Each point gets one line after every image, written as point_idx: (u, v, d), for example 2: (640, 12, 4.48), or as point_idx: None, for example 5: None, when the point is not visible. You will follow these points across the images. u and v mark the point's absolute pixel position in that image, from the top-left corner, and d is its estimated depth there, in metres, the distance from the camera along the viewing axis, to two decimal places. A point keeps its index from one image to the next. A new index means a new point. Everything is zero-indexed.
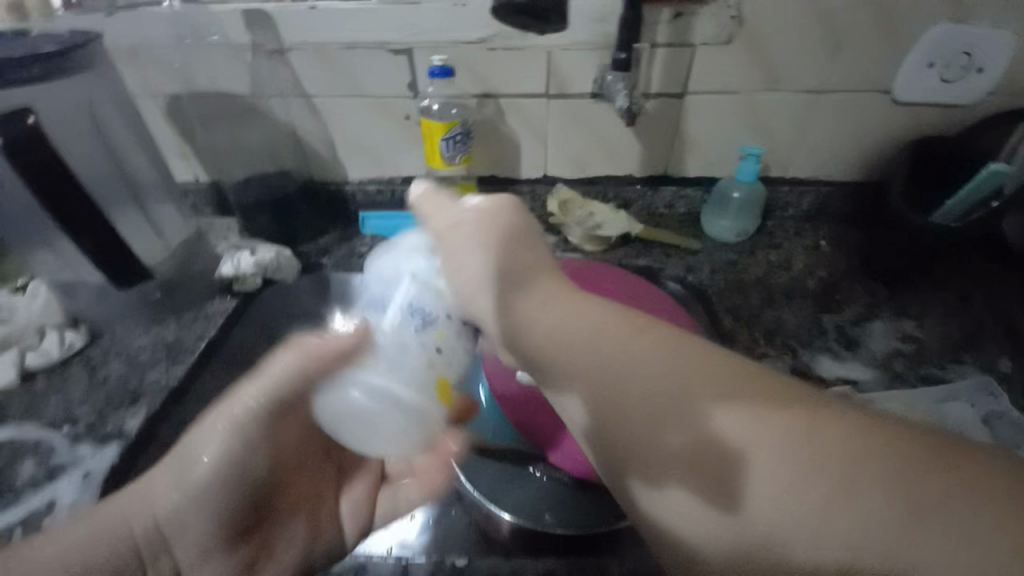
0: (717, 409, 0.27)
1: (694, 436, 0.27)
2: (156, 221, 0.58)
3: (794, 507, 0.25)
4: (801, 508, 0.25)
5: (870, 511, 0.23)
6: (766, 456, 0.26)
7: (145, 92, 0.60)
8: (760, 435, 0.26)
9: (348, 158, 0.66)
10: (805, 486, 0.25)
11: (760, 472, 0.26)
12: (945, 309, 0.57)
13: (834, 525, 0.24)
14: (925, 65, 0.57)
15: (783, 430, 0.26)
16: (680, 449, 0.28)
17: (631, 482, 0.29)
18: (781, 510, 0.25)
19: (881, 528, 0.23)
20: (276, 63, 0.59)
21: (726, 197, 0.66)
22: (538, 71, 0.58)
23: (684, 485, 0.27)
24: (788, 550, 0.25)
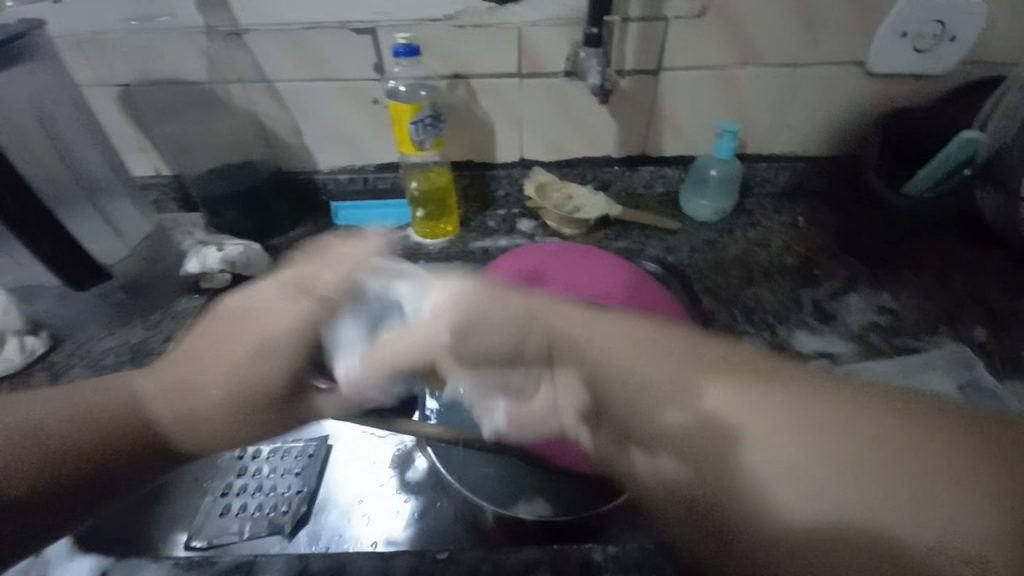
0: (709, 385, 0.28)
1: (691, 409, 0.28)
2: (112, 217, 0.56)
3: (787, 470, 0.25)
4: (801, 470, 0.25)
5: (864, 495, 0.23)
6: (762, 425, 0.26)
7: (95, 82, 0.57)
8: (748, 410, 0.27)
9: (316, 146, 0.64)
10: (787, 446, 0.25)
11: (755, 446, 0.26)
12: (920, 283, 0.58)
13: (818, 480, 0.24)
14: (899, 36, 0.57)
15: (773, 405, 0.26)
16: (677, 423, 0.28)
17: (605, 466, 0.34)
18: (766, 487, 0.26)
19: (862, 491, 0.24)
20: (232, 47, 0.56)
21: (704, 176, 0.65)
22: (509, 49, 0.56)
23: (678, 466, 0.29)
24: (766, 515, 0.26)
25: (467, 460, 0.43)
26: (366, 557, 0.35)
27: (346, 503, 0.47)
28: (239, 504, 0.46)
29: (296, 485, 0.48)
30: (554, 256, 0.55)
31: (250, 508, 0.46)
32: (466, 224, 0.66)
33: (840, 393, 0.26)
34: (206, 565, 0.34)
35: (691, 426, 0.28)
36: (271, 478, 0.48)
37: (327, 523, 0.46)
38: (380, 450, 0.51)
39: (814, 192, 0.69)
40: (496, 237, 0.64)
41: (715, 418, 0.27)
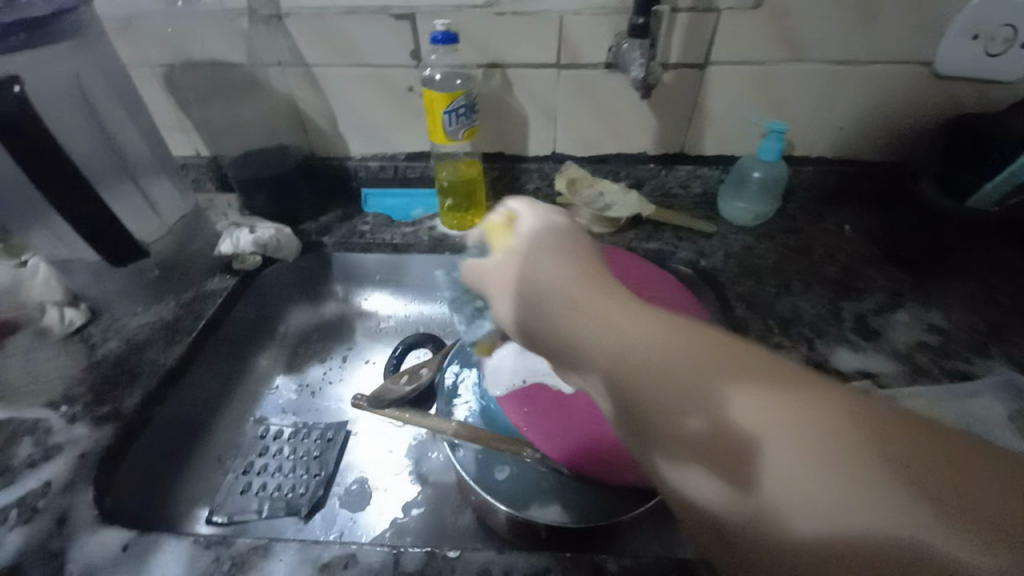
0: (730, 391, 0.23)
1: (710, 409, 0.23)
2: (150, 194, 0.57)
3: (808, 489, 0.21)
4: (815, 488, 0.21)
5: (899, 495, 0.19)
6: (781, 433, 0.22)
7: (141, 62, 0.58)
8: (772, 405, 0.22)
9: (349, 132, 0.64)
10: (842, 489, 0.20)
11: (765, 480, 0.22)
12: (978, 301, 0.54)
13: (860, 520, 0.20)
14: (971, 35, 0.52)
15: (795, 420, 0.22)
16: (694, 427, 0.23)
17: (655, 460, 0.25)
18: (794, 474, 0.21)
19: (945, 535, 0.18)
20: (272, 30, 0.56)
21: (745, 178, 0.62)
22: (548, 39, 0.55)
23: (702, 467, 0.23)
24: (798, 531, 0.21)
25: (482, 456, 0.42)
26: (378, 549, 0.35)
27: (361, 490, 0.48)
28: (258, 483, 0.47)
29: (313, 468, 0.48)
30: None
31: (268, 488, 0.47)
32: None
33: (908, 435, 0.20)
34: (223, 545, 0.35)
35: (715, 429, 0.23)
36: (289, 460, 0.49)
37: (340, 509, 0.46)
38: (398, 439, 0.52)
39: (863, 199, 0.65)
40: None
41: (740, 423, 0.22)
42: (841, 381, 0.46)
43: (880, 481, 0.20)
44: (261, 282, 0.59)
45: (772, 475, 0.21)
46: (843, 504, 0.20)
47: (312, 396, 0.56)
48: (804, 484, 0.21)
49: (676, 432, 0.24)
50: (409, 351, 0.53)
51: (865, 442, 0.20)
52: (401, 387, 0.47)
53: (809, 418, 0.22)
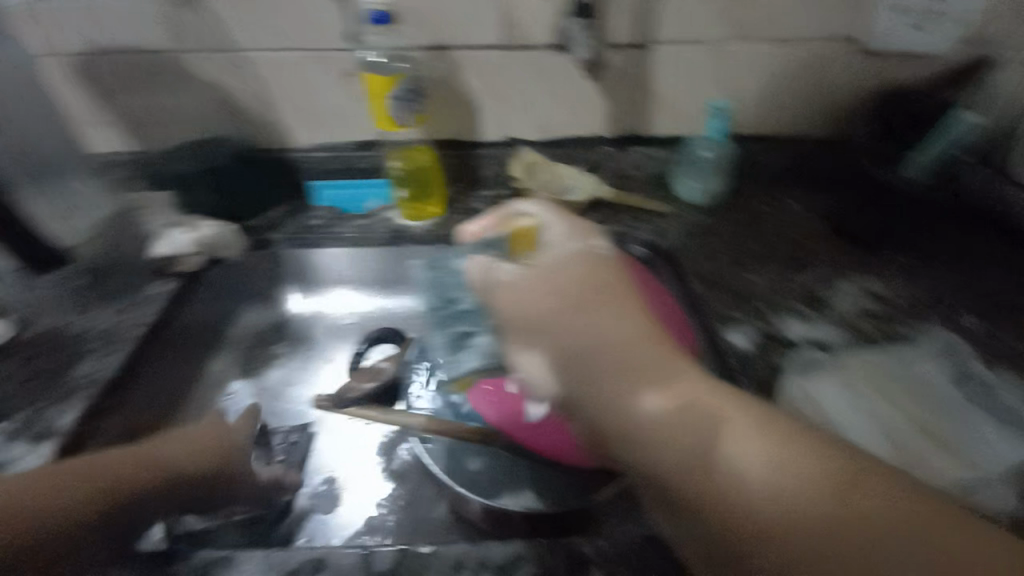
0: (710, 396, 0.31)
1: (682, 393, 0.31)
2: (68, 195, 0.52)
3: (763, 468, 0.27)
4: (768, 471, 0.27)
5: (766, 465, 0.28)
6: (749, 433, 0.29)
7: (46, 50, 0.53)
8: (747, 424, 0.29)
9: (291, 122, 0.60)
10: (780, 469, 0.27)
11: (730, 458, 0.28)
12: (910, 266, 0.58)
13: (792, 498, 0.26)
14: (899, 13, 0.55)
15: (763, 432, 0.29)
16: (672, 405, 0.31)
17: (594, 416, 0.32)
18: (750, 459, 0.28)
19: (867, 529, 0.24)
20: (196, 11, 0.51)
21: (696, 157, 0.63)
22: (496, 19, 0.53)
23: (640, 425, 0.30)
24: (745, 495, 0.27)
25: (454, 448, 0.42)
26: (347, 551, 0.34)
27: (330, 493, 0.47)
28: None
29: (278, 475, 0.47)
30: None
31: None
32: (452, 205, 0.63)
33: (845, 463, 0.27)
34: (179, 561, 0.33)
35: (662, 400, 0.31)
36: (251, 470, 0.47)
37: (311, 513, 0.45)
38: (366, 438, 0.50)
39: (806, 174, 0.68)
40: (483, 219, 0.61)
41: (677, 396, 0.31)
42: (793, 350, 0.48)
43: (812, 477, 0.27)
44: (206, 285, 0.56)
45: (734, 457, 0.28)
46: (786, 484, 0.26)
47: (274, 401, 0.54)
48: (763, 470, 0.27)
49: (632, 408, 0.31)
50: (371, 348, 0.52)
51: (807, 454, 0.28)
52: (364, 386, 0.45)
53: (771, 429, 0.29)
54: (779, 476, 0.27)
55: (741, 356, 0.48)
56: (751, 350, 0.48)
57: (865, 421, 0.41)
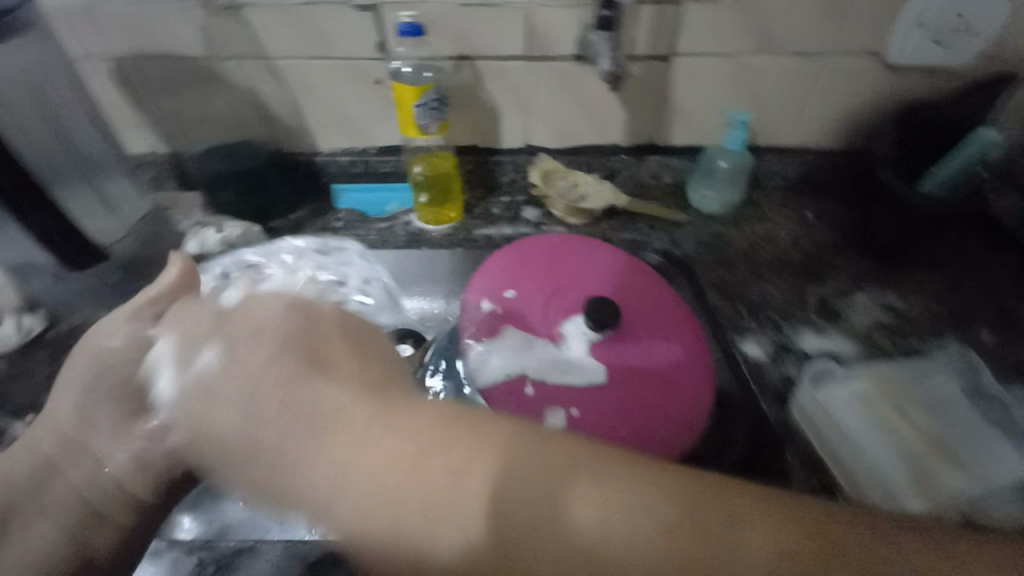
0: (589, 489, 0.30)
1: (563, 525, 0.29)
2: (108, 196, 0.55)
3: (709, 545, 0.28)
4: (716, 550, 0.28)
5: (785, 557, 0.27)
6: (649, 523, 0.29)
7: (88, 55, 0.55)
8: (648, 519, 0.29)
9: (317, 126, 0.62)
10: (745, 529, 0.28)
11: (748, 545, 0.28)
12: (928, 280, 0.58)
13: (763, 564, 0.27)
14: (921, 27, 0.55)
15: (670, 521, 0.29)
16: (587, 530, 0.29)
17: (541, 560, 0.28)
18: (744, 524, 0.28)
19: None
20: (230, 21, 0.54)
21: (712, 167, 0.64)
22: (518, 31, 0.54)
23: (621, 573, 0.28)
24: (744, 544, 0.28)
25: None
26: None
27: None
28: None
29: None
30: (555, 247, 0.54)
31: None
32: (469, 211, 0.64)
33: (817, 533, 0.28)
34: (205, 550, 0.38)
35: (603, 499, 0.30)
36: None
37: None
38: None
39: (825, 184, 0.68)
40: (500, 225, 0.63)
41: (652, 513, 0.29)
42: (805, 362, 0.49)
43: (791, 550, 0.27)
44: None
45: (746, 535, 0.28)
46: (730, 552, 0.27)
47: None
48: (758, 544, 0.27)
49: (569, 522, 0.29)
50: None
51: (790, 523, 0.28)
52: None
53: (758, 502, 0.29)
54: (792, 561, 0.27)
55: (754, 367, 0.49)
56: (763, 359, 0.50)
57: (883, 441, 0.41)
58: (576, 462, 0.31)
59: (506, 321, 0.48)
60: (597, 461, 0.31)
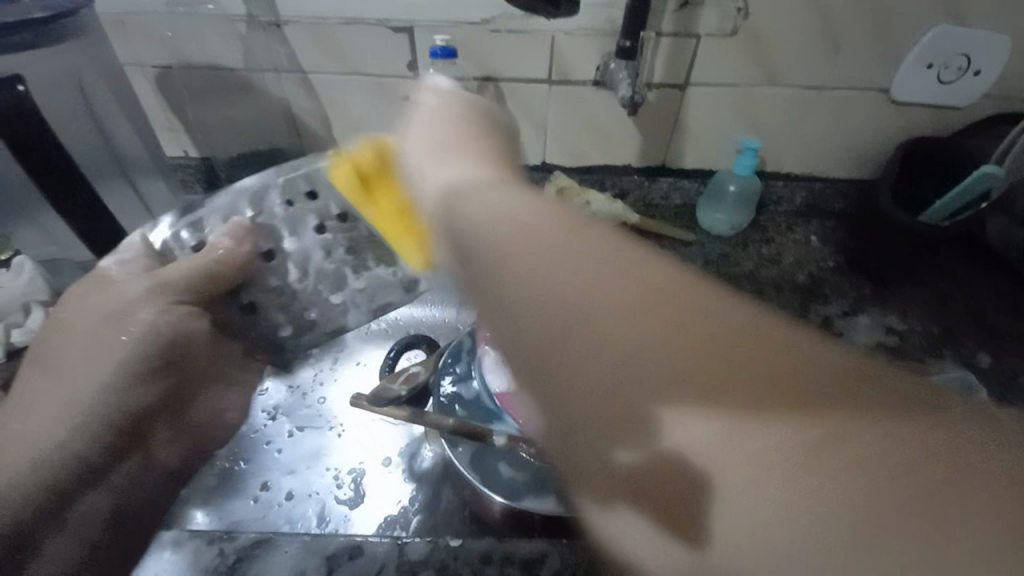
0: (680, 411, 0.24)
1: (646, 447, 0.24)
2: (145, 196, 0.59)
3: (764, 529, 0.21)
4: (773, 528, 0.21)
5: (721, 436, 0.23)
6: (725, 457, 0.23)
7: (132, 62, 0.58)
8: (713, 433, 0.23)
9: (342, 136, 0.65)
10: (766, 515, 0.21)
11: (719, 526, 0.22)
12: (929, 304, 0.59)
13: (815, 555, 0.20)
14: (924, 67, 0.58)
15: (730, 432, 0.23)
16: (630, 464, 0.24)
17: (589, 502, 0.26)
18: (738, 505, 0.22)
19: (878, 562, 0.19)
20: (271, 37, 0.57)
21: (721, 190, 0.66)
22: (542, 55, 0.57)
23: (635, 502, 0.25)
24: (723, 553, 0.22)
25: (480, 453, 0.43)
26: (381, 542, 0.40)
27: (353, 490, 0.47)
28: (260, 482, 0.48)
29: (312, 480, 0.48)
30: None
31: (270, 487, 0.48)
32: None
33: (862, 471, 0.20)
34: (226, 541, 0.40)
35: (645, 464, 0.24)
36: (290, 461, 0.50)
37: (339, 504, 0.47)
38: (391, 438, 0.51)
39: (830, 211, 0.70)
40: None
41: (672, 455, 0.23)
42: None
43: (811, 473, 0.21)
44: None
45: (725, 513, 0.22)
46: (751, 519, 0.22)
47: (304, 398, 0.55)
48: (742, 519, 0.22)
49: (604, 456, 0.25)
50: (402, 353, 0.54)
51: (786, 425, 0.22)
52: (397, 387, 0.48)
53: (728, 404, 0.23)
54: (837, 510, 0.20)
55: None
56: None
57: None
58: (637, 423, 0.24)
59: None
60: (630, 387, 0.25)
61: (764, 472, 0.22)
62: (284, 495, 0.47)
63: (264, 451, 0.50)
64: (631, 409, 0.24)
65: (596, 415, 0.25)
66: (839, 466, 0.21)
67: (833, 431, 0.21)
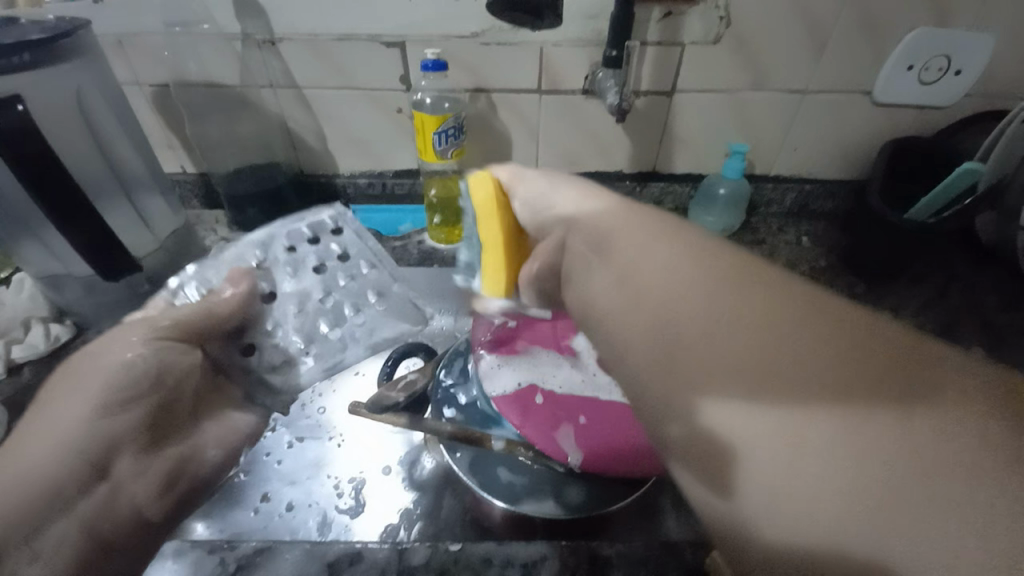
0: (713, 395, 0.23)
1: (688, 417, 0.23)
2: (143, 211, 0.60)
3: (793, 500, 0.20)
4: (809, 500, 0.20)
5: (728, 406, 0.22)
6: (760, 431, 0.21)
7: (131, 81, 0.59)
8: (743, 411, 0.22)
9: (337, 149, 0.66)
10: (810, 478, 0.20)
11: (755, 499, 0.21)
12: (921, 300, 0.60)
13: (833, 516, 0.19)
14: (904, 69, 0.59)
15: (761, 400, 0.21)
16: (680, 435, 0.23)
17: (652, 469, 0.25)
18: (785, 474, 0.20)
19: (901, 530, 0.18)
20: (266, 54, 0.58)
21: (712, 193, 0.67)
22: (531, 66, 0.59)
23: (689, 473, 0.23)
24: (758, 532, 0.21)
25: (479, 458, 0.44)
26: (381, 548, 0.39)
27: (353, 499, 0.48)
28: (259, 493, 0.48)
29: (312, 490, 0.48)
30: None
31: (269, 497, 0.48)
32: None
33: (878, 429, 0.19)
34: (228, 550, 0.39)
35: (692, 435, 0.23)
36: (290, 472, 0.50)
37: (338, 513, 0.47)
38: (390, 446, 0.51)
39: (820, 212, 0.71)
40: None
41: (713, 432, 0.22)
42: None
43: (812, 421, 0.20)
44: None
45: (760, 481, 0.21)
46: (801, 486, 0.20)
47: (302, 409, 0.55)
48: (784, 474, 0.20)
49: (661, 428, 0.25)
50: (399, 361, 0.54)
51: (807, 396, 0.20)
52: (394, 393, 0.47)
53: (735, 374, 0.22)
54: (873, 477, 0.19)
55: None
56: None
57: None
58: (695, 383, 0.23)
59: (517, 337, 0.49)
60: (662, 352, 0.25)
61: (772, 432, 0.21)
62: (284, 506, 0.47)
63: (263, 462, 0.50)
64: (672, 376, 0.24)
65: (650, 379, 0.25)
66: (830, 434, 0.20)
67: (842, 403, 0.20)
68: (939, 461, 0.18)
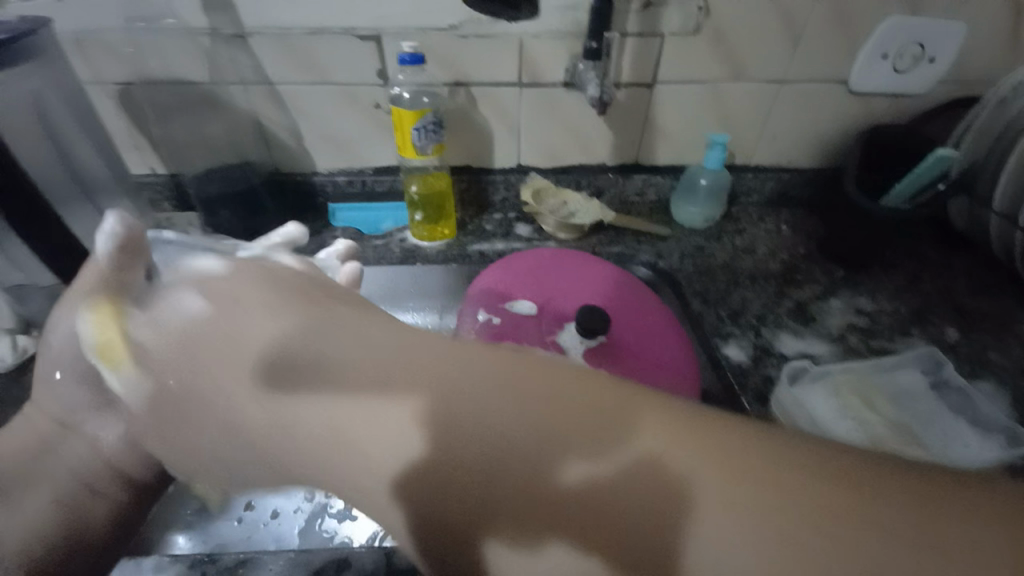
0: (645, 424, 0.22)
1: (610, 458, 0.22)
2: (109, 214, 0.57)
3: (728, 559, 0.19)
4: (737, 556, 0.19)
5: (673, 452, 0.21)
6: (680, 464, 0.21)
7: (93, 79, 0.57)
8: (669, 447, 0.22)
9: (313, 147, 0.64)
10: (729, 525, 0.19)
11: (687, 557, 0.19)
12: (896, 284, 0.61)
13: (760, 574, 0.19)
14: (879, 58, 0.60)
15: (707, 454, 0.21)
16: (578, 481, 0.21)
17: (490, 544, 0.22)
18: (714, 527, 0.20)
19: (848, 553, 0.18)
20: (234, 49, 0.56)
21: (694, 184, 0.68)
22: (509, 59, 0.58)
23: (567, 539, 0.21)
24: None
25: None
26: (370, 552, 0.38)
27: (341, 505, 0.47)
28: (242, 503, 0.47)
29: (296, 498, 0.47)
30: (569, 261, 0.58)
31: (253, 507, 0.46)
32: (463, 228, 0.67)
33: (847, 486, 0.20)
34: (210, 562, 0.38)
35: (603, 478, 0.21)
36: None
37: (326, 519, 0.46)
38: None
39: (800, 200, 0.72)
40: (493, 241, 0.66)
41: (650, 466, 0.21)
42: (785, 363, 0.52)
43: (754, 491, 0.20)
44: None
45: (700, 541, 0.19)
46: (730, 527, 0.19)
47: None
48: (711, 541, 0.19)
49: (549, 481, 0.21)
50: None
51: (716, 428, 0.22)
52: None
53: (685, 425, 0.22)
54: (795, 506, 0.19)
55: (737, 369, 0.52)
56: (745, 362, 0.53)
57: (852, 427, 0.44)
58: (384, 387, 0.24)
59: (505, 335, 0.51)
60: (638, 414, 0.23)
61: (724, 511, 0.20)
62: (270, 515, 0.46)
63: None
64: (603, 419, 0.23)
65: (560, 417, 0.23)
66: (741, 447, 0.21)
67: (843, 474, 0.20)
68: (835, 508, 0.19)
